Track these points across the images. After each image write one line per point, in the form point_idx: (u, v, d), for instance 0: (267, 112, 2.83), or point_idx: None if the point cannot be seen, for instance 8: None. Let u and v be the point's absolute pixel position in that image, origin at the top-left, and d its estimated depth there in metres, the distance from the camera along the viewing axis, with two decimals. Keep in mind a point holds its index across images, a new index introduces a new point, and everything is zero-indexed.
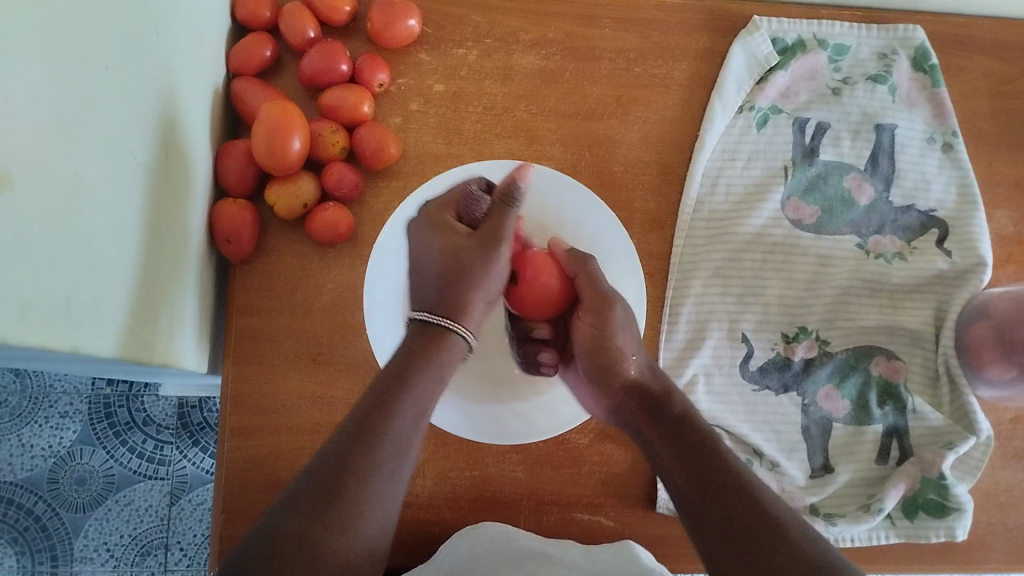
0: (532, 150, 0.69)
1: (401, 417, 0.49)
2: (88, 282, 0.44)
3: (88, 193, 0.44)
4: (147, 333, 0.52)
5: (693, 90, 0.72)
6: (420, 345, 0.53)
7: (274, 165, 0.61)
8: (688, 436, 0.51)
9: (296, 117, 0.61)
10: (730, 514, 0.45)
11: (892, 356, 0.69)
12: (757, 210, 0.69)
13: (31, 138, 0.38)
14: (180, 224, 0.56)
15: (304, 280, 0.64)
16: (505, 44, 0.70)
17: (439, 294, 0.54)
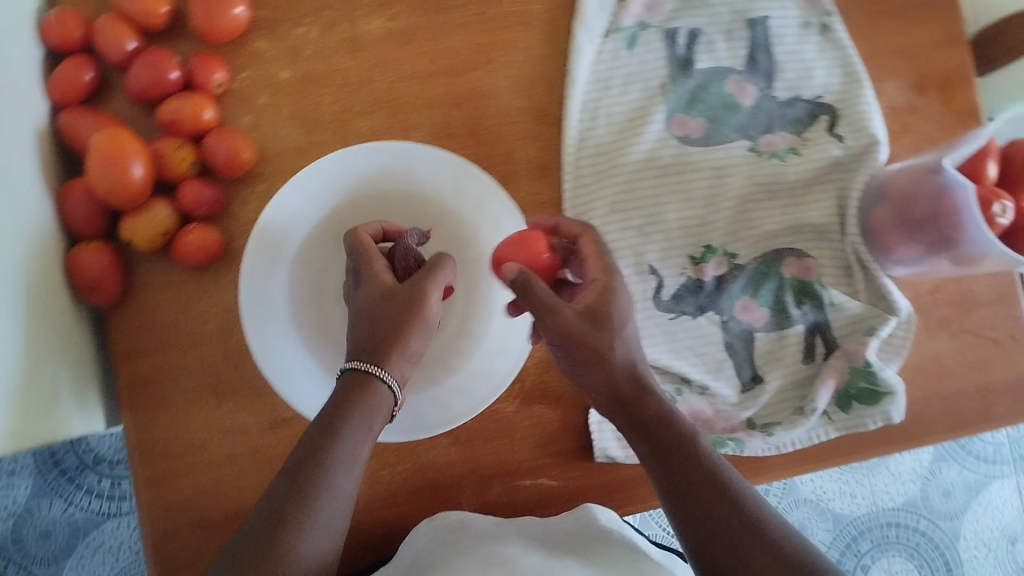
0: (400, 121, 0.65)
1: (338, 466, 0.46)
2: None
3: None
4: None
5: (555, 21, 0.67)
6: (347, 395, 0.49)
7: (119, 199, 0.57)
8: (670, 441, 0.50)
9: (130, 143, 0.57)
10: (708, 512, 0.46)
11: (801, 255, 0.68)
12: (641, 134, 0.67)
13: None
14: (30, 291, 0.52)
15: (186, 310, 0.61)
16: (346, 12, 0.65)
17: (368, 338, 0.51)
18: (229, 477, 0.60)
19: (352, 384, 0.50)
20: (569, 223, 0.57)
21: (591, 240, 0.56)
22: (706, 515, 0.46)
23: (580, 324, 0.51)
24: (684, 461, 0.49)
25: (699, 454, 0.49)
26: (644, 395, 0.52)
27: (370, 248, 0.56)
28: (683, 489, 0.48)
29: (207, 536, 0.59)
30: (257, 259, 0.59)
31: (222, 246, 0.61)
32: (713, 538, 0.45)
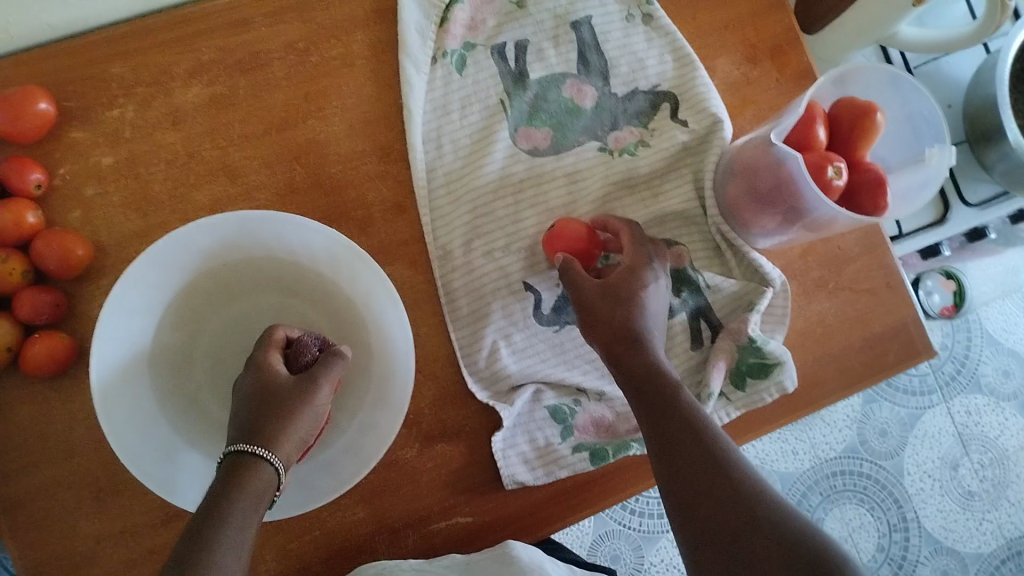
0: (239, 187, 0.63)
1: (223, 546, 0.45)
2: None
3: None
4: None
5: (380, 57, 0.67)
6: (241, 463, 0.48)
7: None
8: (655, 391, 0.54)
9: None
10: (687, 454, 0.49)
11: (672, 244, 0.68)
12: (490, 153, 0.66)
13: None
14: None
15: (50, 423, 0.57)
16: (160, 85, 0.63)
17: (253, 423, 0.50)
18: None
19: (235, 462, 0.49)
20: (615, 220, 0.64)
21: (627, 234, 0.63)
22: (677, 451, 0.50)
23: (597, 292, 0.59)
24: (665, 408, 0.53)
25: (684, 405, 0.52)
26: (634, 351, 0.57)
27: (275, 342, 0.56)
28: (665, 436, 0.51)
29: None
30: (106, 389, 0.54)
31: (75, 350, 0.58)
32: (682, 469, 0.49)
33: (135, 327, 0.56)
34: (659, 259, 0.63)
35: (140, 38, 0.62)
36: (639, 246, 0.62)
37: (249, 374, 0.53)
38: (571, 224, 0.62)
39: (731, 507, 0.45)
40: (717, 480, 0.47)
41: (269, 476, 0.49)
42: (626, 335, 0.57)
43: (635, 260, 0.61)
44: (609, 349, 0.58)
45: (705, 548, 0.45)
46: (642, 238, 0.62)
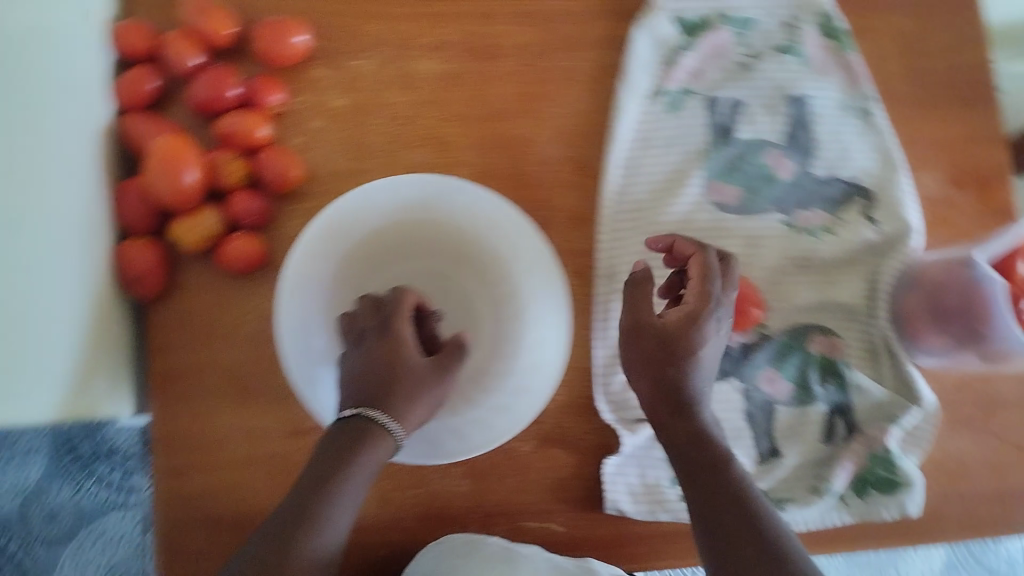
0: (444, 158, 0.67)
1: (340, 502, 0.50)
2: None
3: None
4: None
5: (602, 80, 0.69)
6: (360, 429, 0.52)
7: (173, 199, 0.60)
8: (704, 467, 0.50)
9: (190, 149, 0.60)
10: (737, 535, 0.46)
11: (829, 333, 0.68)
12: (678, 195, 0.67)
13: None
14: None
15: (223, 314, 0.64)
16: (403, 50, 0.67)
17: (386, 393, 0.54)
18: (247, 477, 0.63)
19: (358, 432, 0.52)
20: (684, 243, 0.58)
21: (694, 263, 0.55)
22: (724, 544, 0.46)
23: (649, 341, 0.53)
24: (713, 486, 0.49)
25: (733, 479, 0.49)
26: (686, 414, 0.52)
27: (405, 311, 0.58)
28: (711, 511, 0.48)
29: (216, 531, 0.63)
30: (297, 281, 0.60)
31: (265, 255, 0.64)
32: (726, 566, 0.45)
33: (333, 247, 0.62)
34: (727, 278, 0.55)
35: (400, 5, 0.68)
36: (710, 280, 0.53)
37: (379, 343, 0.55)
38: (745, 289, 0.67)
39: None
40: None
41: (389, 450, 0.53)
42: (675, 397, 0.52)
43: (698, 303, 0.53)
44: (663, 409, 0.53)
45: None
46: (714, 272, 0.54)
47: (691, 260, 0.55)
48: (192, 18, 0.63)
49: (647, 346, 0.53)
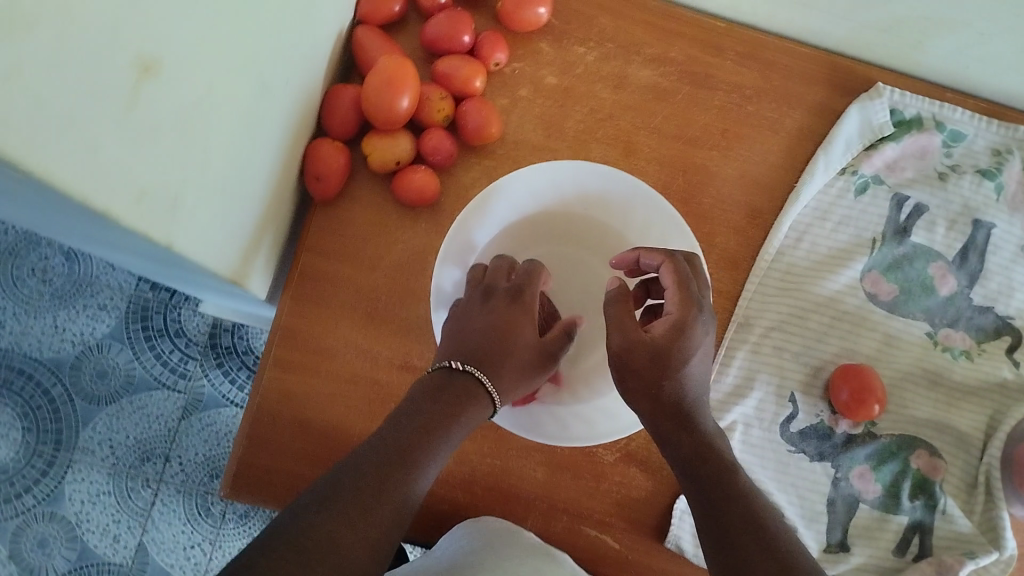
0: (628, 162, 0.68)
1: (436, 456, 0.49)
2: (196, 185, 0.41)
3: (216, 101, 0.42)
4: (228, 250, 0.50)
5: (801, 142, 0.69)
6: (461, 381, 0.54)
7: (380, 115, 0.62)
8: (709, 479, 0.50)
9: (412, 76, 0.62)
10: (746, 543, 0.46)
11: (934, 453, 0.68)
12: (835, 274, 0.68)
13: (187, 38, 0.37)
14: (276, 153, 0.56)
15: (377, 236, 0.65)
16: (625, 51, 0.68)
17: (495, 357, 0.56)
18: (343, 393, 0.64)
19: (465, 389, 0.54)
20: (650, 255, 0.58)
21: (670, 272, 0.56)
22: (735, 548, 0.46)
23: (642, 358, 0.53)
24: (723, 496, 0.49)
25: (740, 488, 0.49)
26: (684, 429, 0.52)
27: (532, 294, 0.60)
28: (719, 522, 0.48)
29: (300, 435, 0.64)
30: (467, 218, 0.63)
31: (436, 196, 0.65)
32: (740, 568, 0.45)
33: (506, 211, 0.65)
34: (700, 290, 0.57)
35: (638, 7, 0.69)
36: (687, 286, 0.55)
37: (505, 315, 0.58)
38: (873, 379, 0.66)
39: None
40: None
41: (485, 413, 0.54)
42: (676, 412, 0.53)
43: (682, 316, 0.53)
44: (667, 424, 0.53)
45: None
46: (690, 276, 0.55)
47: (661, 268, 0.56)
48: None
49: (638, 361, 0.53)
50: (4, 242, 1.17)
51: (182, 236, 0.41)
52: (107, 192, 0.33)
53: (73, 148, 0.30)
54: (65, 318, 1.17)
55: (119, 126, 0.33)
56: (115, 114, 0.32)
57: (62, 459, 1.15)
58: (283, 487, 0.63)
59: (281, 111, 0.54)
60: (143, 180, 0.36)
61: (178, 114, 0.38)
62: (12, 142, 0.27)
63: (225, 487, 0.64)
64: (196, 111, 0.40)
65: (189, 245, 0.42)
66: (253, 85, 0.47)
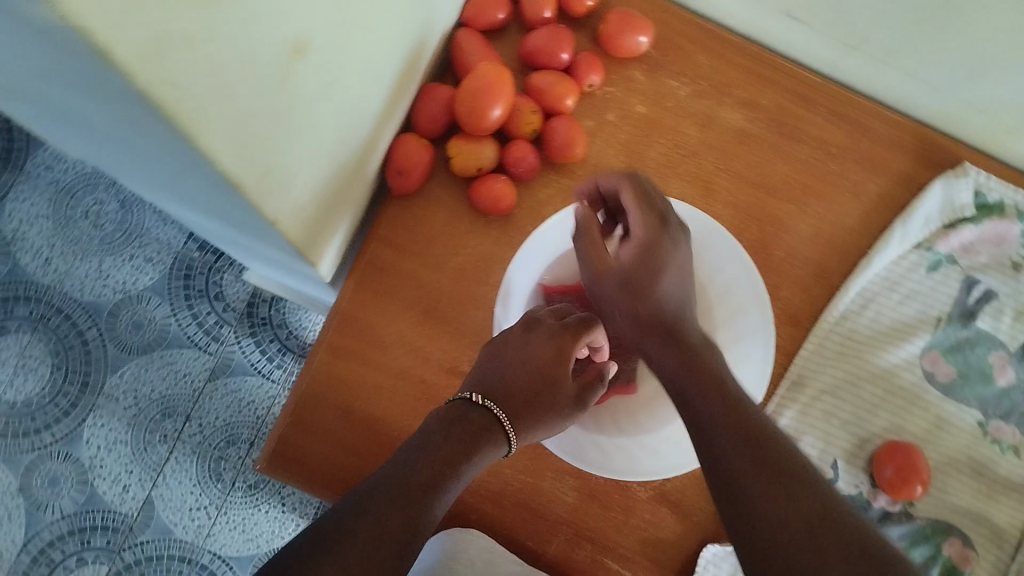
0: (705, 203, 0.67)
1: (448, 491, 0.48)
2: (306, 164, 0.42)
3: (336, 82, 0.42)
4: (315, 233, 0.51)
5: (880, 209, 0.68)
6: (474, 418, 0.53)
7: (470, 120, 0.63)
8: (697, 399, 0.47)
9: (507, 86, 0.62)
10: (730, 456, 0.43)
11: (968, 544, 0.65)
12: (896, 349, 0.67)
13: (326, 18, 0.38)
14: (371, 140, 0.57)
15: (447, 237, 0.66)
16: (717, 92, 0.68)
17: (520, 397, 0.55)
18: (388, 389, 0.64)
19: (479, 425, 0.52)
20: (604, 177, 0.59)
21: (627, 194, 0.57)
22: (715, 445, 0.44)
23: (611, 281, 0.56)
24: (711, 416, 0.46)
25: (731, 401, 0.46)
26: (664, 344, 0.52)
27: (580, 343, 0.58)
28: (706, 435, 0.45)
29: (342, 423, 0.64)
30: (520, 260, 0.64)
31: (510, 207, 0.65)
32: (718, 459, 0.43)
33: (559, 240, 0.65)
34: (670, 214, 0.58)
35: (737, 51, 0.68)
36: (648, 203, 0.56)
37: (538, 350, 0.57)
38: (917, 456, 0.65)
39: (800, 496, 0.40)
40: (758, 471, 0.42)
41: (497, 451, 0.53)
42: (660, 328, 0.53)
43: (647, 234, 0.56)
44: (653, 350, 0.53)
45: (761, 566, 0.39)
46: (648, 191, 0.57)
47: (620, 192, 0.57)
48: None
49: (616, 291, 0.56)
50: (64, 182, 1.21)
51: (287, 213, 0.42)
52: (241, 164, 0.34)
53: (226, 114, 0.31)
54: (110, 265, 1.19)
55: (262, 96, 0.34)
56: (263, 86, 0.33)
57: (85, 402, 1.16)
58: (315, 471, 0.63)
59: (380, 101, 0.54)
60: (269, 154, 0.36)
61: (308, 94, 0.39)
62: (184, 106, 0.28)
63: (261, 462, 0.64)
64: (319, 95, 0.40)
65: (288, 223, 0.43)
66: (367, 73, 0.48)
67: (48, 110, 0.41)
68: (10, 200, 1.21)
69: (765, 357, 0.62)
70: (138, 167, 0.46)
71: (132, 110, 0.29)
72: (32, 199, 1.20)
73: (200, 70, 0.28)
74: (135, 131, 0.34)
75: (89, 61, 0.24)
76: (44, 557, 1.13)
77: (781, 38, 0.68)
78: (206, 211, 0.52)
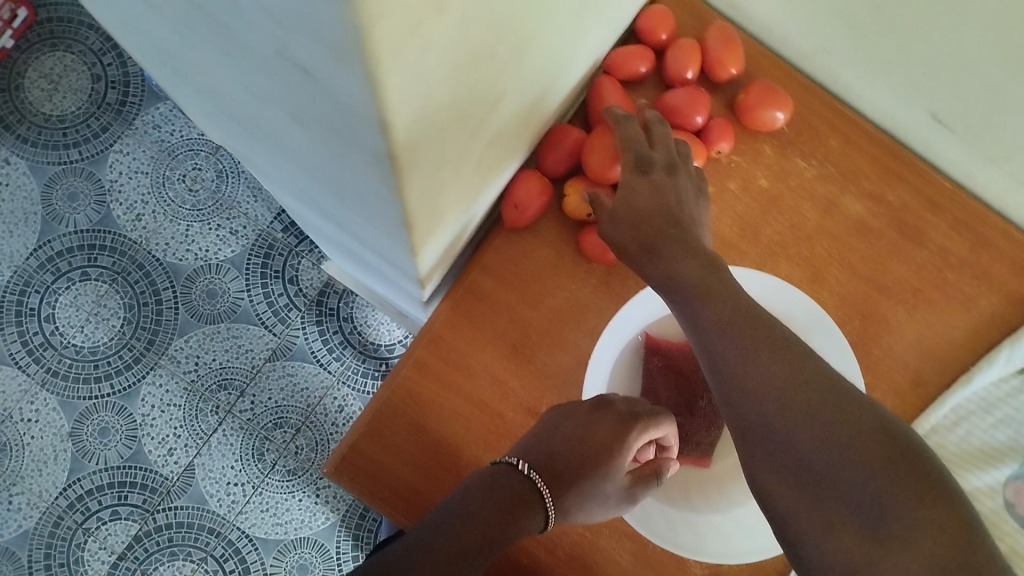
0: (811, 287, 0.66)
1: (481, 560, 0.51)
2: (448, 169, 0.42)
3: (496, 104, 0.43)
4: (432, 238, 0.50)
5: (988, 325, 0.67)
6: (512, 491, 0.54)
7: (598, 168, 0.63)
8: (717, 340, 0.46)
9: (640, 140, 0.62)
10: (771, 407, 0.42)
11: None
12: (981, 473, 0.64)
13: (514, 48, 0.38)
14: (502, 160, 0.57)
15: (549, 277, 0.66)
16: (844, 180, 0.68)
17: (566, 474, 0.56)
18: (466, 415, 0.64)
19: (519, 495, 0.54)
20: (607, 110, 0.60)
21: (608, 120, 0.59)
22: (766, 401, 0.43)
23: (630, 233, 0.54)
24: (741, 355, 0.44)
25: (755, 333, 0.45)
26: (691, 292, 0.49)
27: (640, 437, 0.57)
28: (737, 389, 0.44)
29: (413, 441, 0.64)
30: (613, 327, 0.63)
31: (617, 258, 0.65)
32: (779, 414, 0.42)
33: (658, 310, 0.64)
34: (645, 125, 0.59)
35: (871, 142, 0.68)
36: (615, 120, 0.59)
37: (600, 432, 0.57)
38: None
39: (866, 439, 0.39)
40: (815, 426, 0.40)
41: (536, 525, 0.54)
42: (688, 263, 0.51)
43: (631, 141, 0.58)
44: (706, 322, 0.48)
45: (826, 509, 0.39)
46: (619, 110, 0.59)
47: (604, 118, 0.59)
48: (711, 41, 0.66)
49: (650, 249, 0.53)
50: (169, 143, 1.25)
51: (417, 213, 0.42)
52: (410, 144, 0.33)
53: (417, 122, 0.33)
54: (197, 231, 1.22)
55: (448, 92, 0.34)
56: (453, 81, 0.33)
57: (148, 359, 1.19)
58: (382, 484, 0.64)
59: (521, 125, 0.55)
60: (429, 147, 0.36)
61: (475, 103, 0.39)
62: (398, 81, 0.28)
63: (329, 466, 0.63)
64: (483, 123, 0.43)
65: (416, 222, 0.43)
66: (522, 96, 0.48)
67: (230, 105, 0.43)
68: (114, 152, 1.24)
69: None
70: (282, 155, 0.46)
71: (350, 121, 0.31)
72: (135, 155, 1.24)
73: (418, 88, 0.30)
74: (326, 138, 0.36)
75: (351, 73, 0.26)
76: (80, 504, 1.14)
77: (919, 137, 0.67)
78: (328, 202, 0.51)
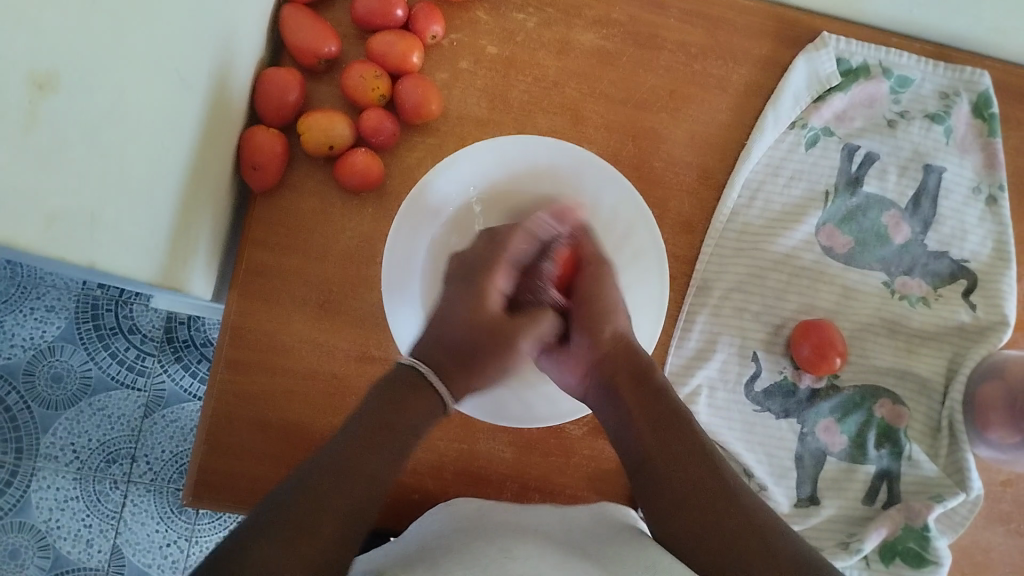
0: (576, 130, 0.66)
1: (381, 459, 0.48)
2: (112, 195, 0.41)
3: (123, 111, 0.41)
4: (167, 265, 0.50)
5: (749, 97, 0.68)
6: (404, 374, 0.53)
7: (344, 140, 0.62)
8: (611, 369, 0.57)
9: (376, 101, 0.62)
10: (644, 412, 0.54)
11: (897, 401, 0.67)
12: (790, 231, 0.67)
13: (82, 41, 0.36)
14: (207, 139, 0.53)
15: (324, 225, 0.63)
16: (567, 17, 0.67)
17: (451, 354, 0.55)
18: (302, 390, 0.62)
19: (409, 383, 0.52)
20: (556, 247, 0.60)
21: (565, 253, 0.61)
22: (647, 462, 0.52)
23: (594, 332, 0.58)
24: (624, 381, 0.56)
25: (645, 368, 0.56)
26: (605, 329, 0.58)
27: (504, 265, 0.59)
28: (617, 394, 0.56)
29: (259, 436, 0.61)
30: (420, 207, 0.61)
31: (380, 178, 0.63)
32: (653, 470, 0.51)
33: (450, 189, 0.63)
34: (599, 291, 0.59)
35: None
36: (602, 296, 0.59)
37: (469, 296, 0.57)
38: (833, 329, 0.65)
39: (686, 459, 0.51)
40: (722, 510, 0.48)
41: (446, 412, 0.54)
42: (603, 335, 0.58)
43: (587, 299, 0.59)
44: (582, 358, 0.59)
45: (657, 507, 0.50)
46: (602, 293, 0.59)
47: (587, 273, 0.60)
48: None
49: (594, 326, 0.58)
50: None
51: (105, 252, 0.41)
52: (35, 234, 0.35)
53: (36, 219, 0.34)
54: (12, 323, 0.99)
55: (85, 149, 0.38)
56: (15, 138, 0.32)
57: (24, 468, 0.98)
58: (264, 492, 0.61)
59: (196, 117, 0.51)
60: (74, 202, 0.37)
61: (134, 130, 0.42)
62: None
63: (186, 497, 0.61)
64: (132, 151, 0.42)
65: (111, 257, 0.42)
66: (155, 81, 0.44)
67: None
68: None
69: (658, 271, 0.63)
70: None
71: None
72: None
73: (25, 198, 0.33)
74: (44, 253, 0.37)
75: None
76: None
77: None
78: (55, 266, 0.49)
